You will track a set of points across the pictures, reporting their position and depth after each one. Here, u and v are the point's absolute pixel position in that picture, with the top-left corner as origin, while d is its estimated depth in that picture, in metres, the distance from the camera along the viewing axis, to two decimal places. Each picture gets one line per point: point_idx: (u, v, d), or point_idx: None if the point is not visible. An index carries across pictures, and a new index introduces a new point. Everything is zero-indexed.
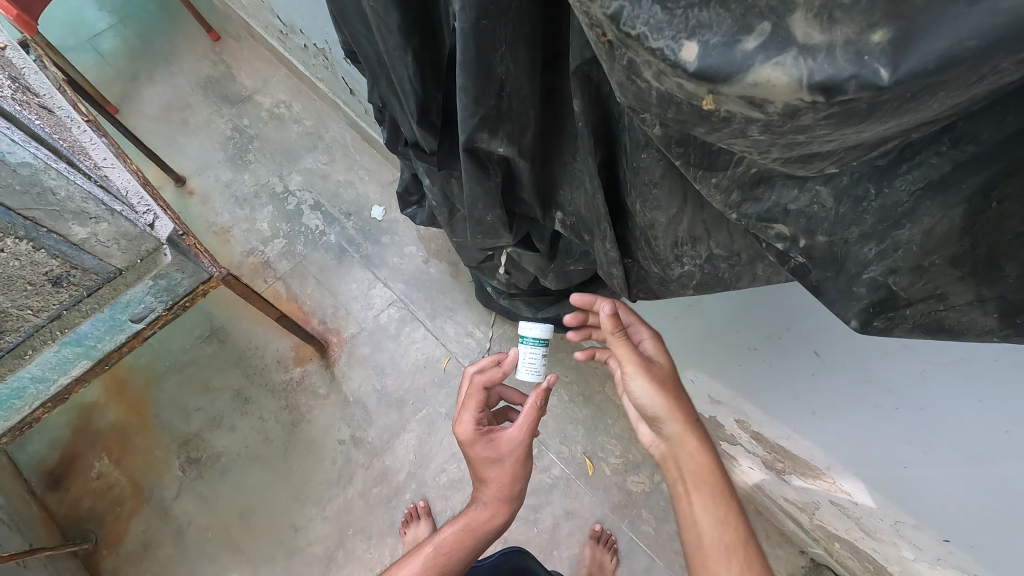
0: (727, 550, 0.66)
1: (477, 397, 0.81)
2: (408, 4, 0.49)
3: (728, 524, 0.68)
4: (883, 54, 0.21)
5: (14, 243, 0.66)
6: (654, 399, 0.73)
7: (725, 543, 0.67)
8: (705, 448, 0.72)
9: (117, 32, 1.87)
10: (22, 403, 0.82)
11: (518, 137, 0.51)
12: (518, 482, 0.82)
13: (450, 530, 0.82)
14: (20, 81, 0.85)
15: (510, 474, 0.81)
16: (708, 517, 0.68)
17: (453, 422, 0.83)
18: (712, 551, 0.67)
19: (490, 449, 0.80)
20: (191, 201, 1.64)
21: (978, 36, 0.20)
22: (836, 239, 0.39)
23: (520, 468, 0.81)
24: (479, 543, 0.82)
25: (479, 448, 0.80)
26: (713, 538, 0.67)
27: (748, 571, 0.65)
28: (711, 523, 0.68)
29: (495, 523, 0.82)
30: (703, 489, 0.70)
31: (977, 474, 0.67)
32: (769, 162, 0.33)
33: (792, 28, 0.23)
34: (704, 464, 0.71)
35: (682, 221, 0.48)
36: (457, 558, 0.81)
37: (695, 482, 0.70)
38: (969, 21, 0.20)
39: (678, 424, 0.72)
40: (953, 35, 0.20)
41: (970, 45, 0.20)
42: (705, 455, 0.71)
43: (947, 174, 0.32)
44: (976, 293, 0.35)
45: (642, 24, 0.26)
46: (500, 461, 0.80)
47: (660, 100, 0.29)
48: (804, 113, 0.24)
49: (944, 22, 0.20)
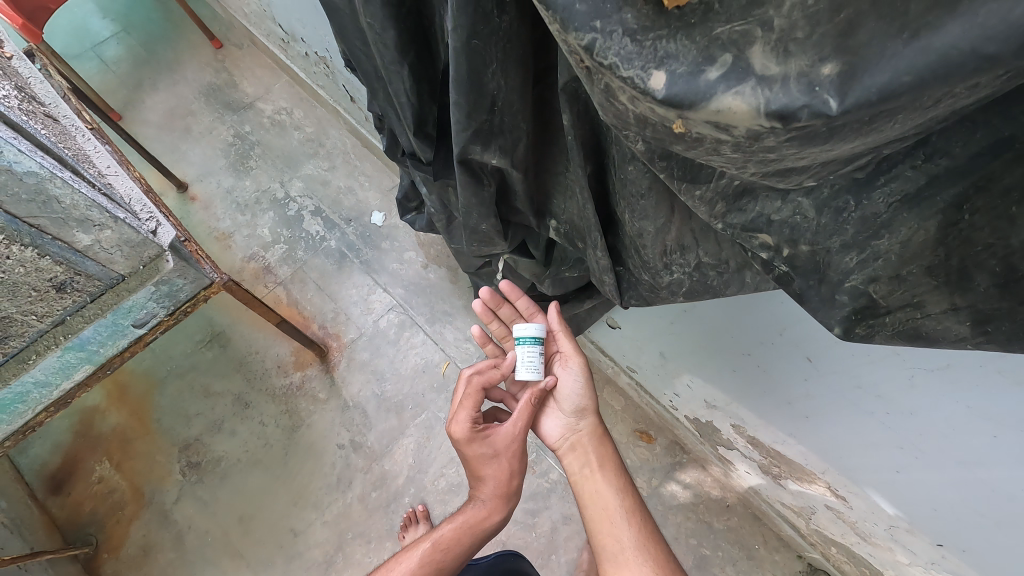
0: (626, 514, 0.76)
1: (473, 396, 0.82)
2: (403, 21, 0.51)
3: (626, 492, 0.79)
4: (832, 85, 0.23)
5: (19, 250, 0.67)
6: (584, 391, 0.83)
7: (623, 509, 0.77)
8: (607, 437, 0.85)
9: (120, 40, 1.90)
10: (26, 407, 0.83)
11: (511, 149, 0.52)
12: (511, 478, 0.84)
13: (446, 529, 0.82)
14: (27, 91, 0.87)
15: (504, 470, 0.83)
16: (611, 489, 0.79)
17: (447, 421, 0.83)
18: (613, 516, 0.76)
19: (486, 447, 0.81)
20: (193, 207, 1.65)
21: (913, 72, 0.22)
22: (818, 249, 0.40)
23: (514, 463, 0.83)
24: (475, 540, 0.82)
25: (474, 447, 0.81)
26: (615, 505, 0.77)
27: (643, 530, 0.75)
28: (612, 494, 0.78)
29: (489, 520, 0.83)
30: (607, 466, 0.81)
31: (965, 478, 0.68)
32: (749, 175, 0.35)
33: (751, 59, 0.24)
34: (607, 449, 0.84)
35: (671, 230, 0.49)
36: (454, 556, 0.80)
37: (598, 462, 0.82)
38: (905, 58, 0.22)
39: (592, 417, 0.85)
40: (891, 69, 0.22)
41: (907, 80, 0.22)
42: (605, 443, 0.84)
43: (922, 187, 0.33)
44: (951, 302, 0.36)
45: (613, 55, 0.27)
46: (494, 458, 0.82)
47: (637, 122, 0.31)
48: (765, 136, 0.26)
49: (885, 58, 0.22)
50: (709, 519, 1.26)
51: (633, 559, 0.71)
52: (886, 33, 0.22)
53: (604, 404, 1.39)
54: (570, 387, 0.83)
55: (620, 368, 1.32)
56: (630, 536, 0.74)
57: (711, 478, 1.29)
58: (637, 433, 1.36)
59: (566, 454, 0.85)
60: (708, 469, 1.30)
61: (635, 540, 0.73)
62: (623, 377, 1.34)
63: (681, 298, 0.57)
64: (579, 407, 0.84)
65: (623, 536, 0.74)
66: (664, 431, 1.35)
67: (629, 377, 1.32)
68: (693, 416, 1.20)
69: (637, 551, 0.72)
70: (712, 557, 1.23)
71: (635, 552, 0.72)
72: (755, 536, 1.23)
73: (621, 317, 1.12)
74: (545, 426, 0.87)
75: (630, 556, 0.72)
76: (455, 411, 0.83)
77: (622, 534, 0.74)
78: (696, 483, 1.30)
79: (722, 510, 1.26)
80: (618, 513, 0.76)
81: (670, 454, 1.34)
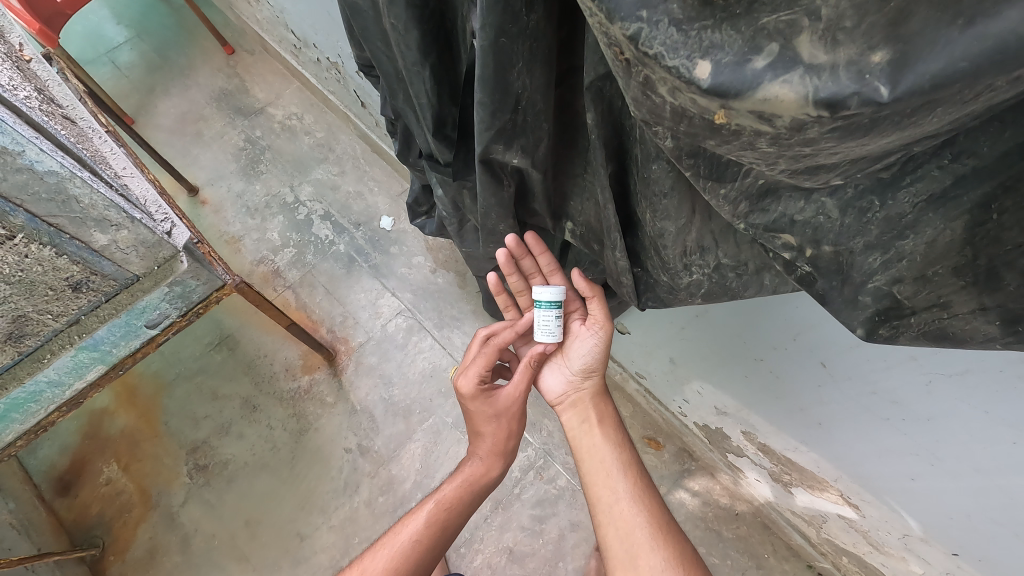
0: (621, 467, 0.74)
1: (485, 353, 0.80)
2: (427, 22, 0.51)
3: (624, 446, 0.77)
4: (883, 73, 0.23)
5: (38, 248, 0.67)
6: (598, 354, 0.80)
7: (619, 463, 0.75)
8: (607, 397, 0.83)
9: (134, 46, 1.92)
10: (38, 406, 0.83)
11: (533, 149, 0.53)
12: (511, 437, 0.84)
13: (449, 489, 0.82)
14: (45, 93, 0.88)
15: (505, 430, 0.83)
16: (608, 445, 0.77)
17: (455, 374, 0.82)
18: (609, 469, 0.74)
19: (490, 405, 0.81)
20: (203, 210, 1.66)
21: (967, 58, 0.22)
22: (841, 249, 0.40)
23: (514, 423, 0.83)
24: (477, 496, 0.83)
25: (479, 403, 0.81)
26: (611, 459, 0.75)
27: (641, 482, 0.73)
28: (609, 449, 0.76)
29: (490, 476, 0.84)
30: (606, 424, 0.80)
31: (983, 485, 0.68)
32: (777, 173, 0.35)
33: (799, 49, 0.25)
34: (606, 408, 0.82)
35: (691, 230, 0.49)
36: (457, 513, 0.80)
37: (597, 420, 0.80)
38: (958, 45, 0.22)
39: (597, 377, 0.83)
40: (945, 56, 0.22)
41: (962, 66, 0.22)
42: (606, 402, 0.83)
43: (948, 187, 0.33)
44: (979, 302, 0.35)
45: (659, 44, 0.28)
46: (500, 418, 0.82)
47: (673, 115, 0.31)
48: (810, 127, 0.26)
49: (935, 46, 0.22)
50: (718, 527, 1.25)
51: (628, 509, 0.70)
52: (938, 22, 0.22)
53: None
54: (585, 348, 0.81)
55: (628, 374, 1.32)
56: (624, 488, 0.72)
57: (720, 486, 1.28)
58: (645, 439, 1.35)
59: (565, 410, 0.83)
60: (717, 477, 1.29)
61: (630, 491, 0.71)
62: (631, 383, 1.33)
63: (700, 300, 0.57)
64: (588, 366, 0.81)
65: (618, 487, 0.72)
66: (673, 438, 1.34)
67: (638, 384, 1.32)
68: (703, 423, 1.19)
69: (632, 502, 0.71)
70: (721, 567, 1.21)
71: (630, 503, 0.71)
72: (764, 545, 1.22)
73: (631, 321, 1.12)
74: (547, 380, 0.85)
75: (624, 507, 0.70)
76: (463, 367, 0.82)
77: (618, 487, 0.72)
78: (705, 491, 1.29)
79: (731, 519, 1.25)
80: (614, 466, 0.74)
81: (678, 461, 1.33)
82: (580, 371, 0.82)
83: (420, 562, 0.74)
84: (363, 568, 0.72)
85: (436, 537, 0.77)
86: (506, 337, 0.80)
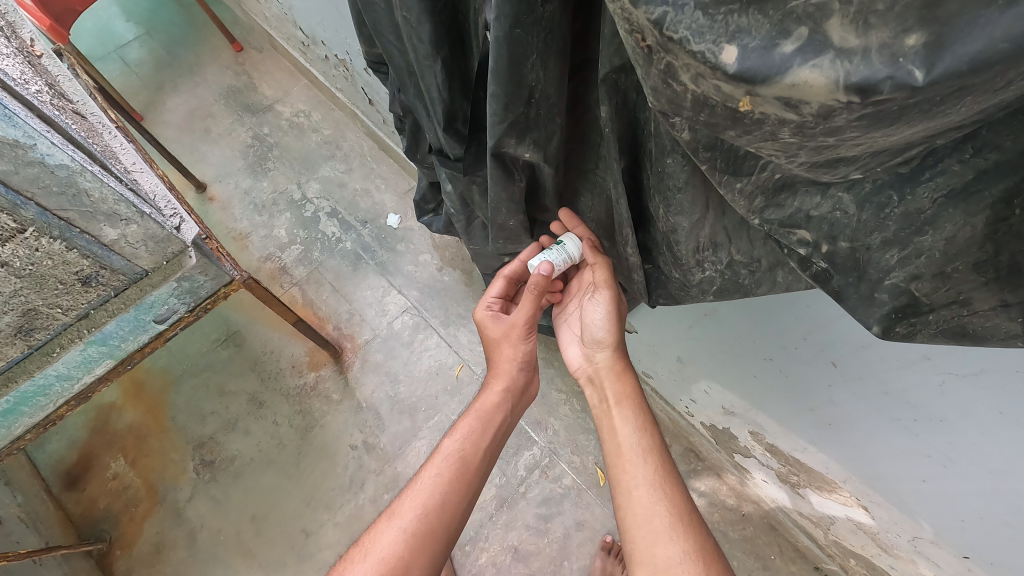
0: (641, 452, 0.72)
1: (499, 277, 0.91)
2: (439, 15, 0.51)
3: (644, 430, 0.74)
4: (917, 56, 0.23)
5: (48, 242, 0.67)
6: (606, 328, 0.79)
7: (640, 448, 0.73)
8: (629, 372, 0.80)
9: (143, 43, 1.93)
10: (48, 400, 0.83)
11: (545, 143, 0.53)
12: (518, 362, 0.88)
13: (466, 424, 0.81)
14: (56, 88, 0.88)
15: (512, 355, 0.88)
16: (628, 428, 0.75)
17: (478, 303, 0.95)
18: (627, 454, 0.73)
19: (495, 328, 0.89)
20: (211, 207, 1.67)
21: (1009, 39, 0.21)
22: (858, 246, 0.39)
23: (521, 348, 0.88)
24: (490, 422, 0.83)
25: (490, 328, 0.89)
26: (630, 444, 0.73)
27: (660, 468, 0.71)
28: (629, 433, 0.74)
29: (498, 399, 0.85)
30: (623, 404, 0.77)
31: (997, 486, 0.67)
32: (794, 167, 0.35)
33: (829, 32, 0.24)
34: (626, 385, 0.79)
35: (705, 226, 0.49)
36: (474, 443, 0.80)
37: (615, 399, 0.78)
38: (1002, 24, 0.21)
39: (610, 352, 0.81)
40: (985, 37, 0.22)
41: (1002, 47, 0.22)
42: (630, 379, 0.80)
43: (970, 182, 0.32)
44: (1001, 298, 0.35)
45: (684, 29, 0.27)
46: (503, 342, 0.87)
47: (694, 104, 0.31)
48: (837, 114, 0.26)
49: (975, 26, 0.22)
50: (724, 528, 1.24)
51: (645, 497, 0.68)
52: (977, 2, 0.21)
53: None
54: (596, 317, 0.79)
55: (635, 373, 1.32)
56: (644, 474, 0.70)
57: (727, 487, 1.27)
58: None
59: (586, 385, 0.83)
60: (724, 478, 1.28)
61: (649, 478, 0.70)
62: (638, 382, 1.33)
63: (712, 297, 0.57)
64: (598, 339, 0.81)
65: (638, 474, 0.70)
66: (679, 438, 1.33)
67: (645, 383, 1.31)
68: (710, 423, 1.18)
69: (650, 490, 0.69)
70: None
71: (649, 490, 0.69)
72: (771, 546, 1.21)
73: (638, 320, 1.11)
74: (569, 351, 0.88)
75: (642, 494, 0.69)
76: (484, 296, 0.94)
77: (635, 472, 0.70)
78: (710, 491, 1.28)
79: (737, 520, 1.24)
80: (634, 452, 0.72)
81: (684, 462, 1.32)
82: (591, 344, 0.83)
83: (453, 504, 0.74)
84: (398, 524, 0.70)
85: (457, 471, 0.76)
86: (512, 267, 0.88)
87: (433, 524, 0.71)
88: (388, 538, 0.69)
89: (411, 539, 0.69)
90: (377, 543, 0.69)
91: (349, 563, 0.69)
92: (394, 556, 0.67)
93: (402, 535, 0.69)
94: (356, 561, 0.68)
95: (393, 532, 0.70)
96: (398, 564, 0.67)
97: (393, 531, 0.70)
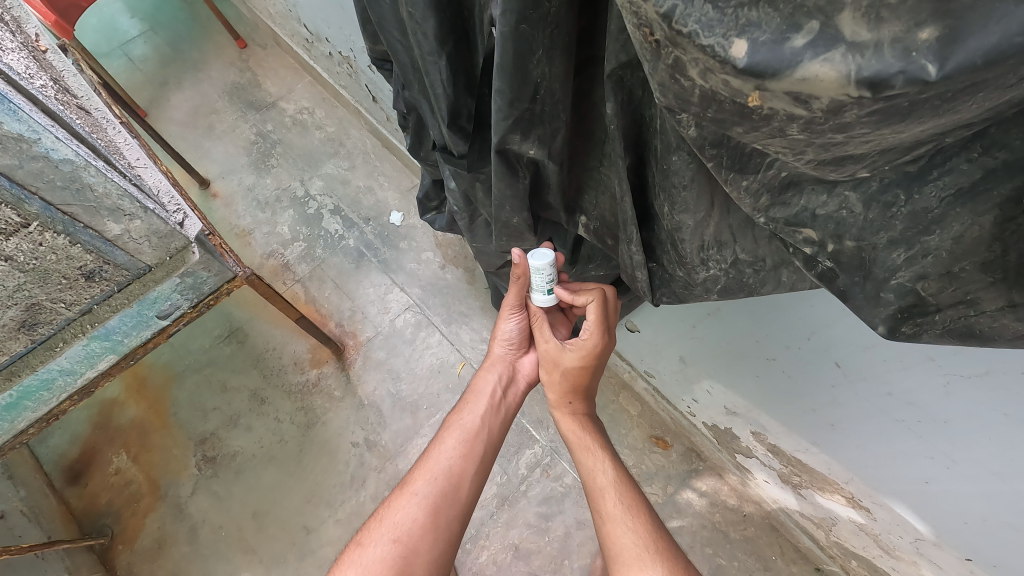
0: (611, 484, 0.73)
1: None
2: (444, 11, 0.51)
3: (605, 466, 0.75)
4: (930, 50, 0.23)
5: (53, 237, 0.67)
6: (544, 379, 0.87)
7: (609, 481, 0.73)
8: (591, 420, 0.84)
9: (147, 39, 1.94)
10: (50, 394, 0.83)
11: (549, 140, 0.53)
12: (501, 339, 0.87)
13: (471, 404, 0.84)
14: (60, 83, 0.88)
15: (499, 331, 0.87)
16: (594, 466, 0.76)
17: None
18: (597, 488, 0.73)
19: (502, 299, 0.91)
20: (214, 203, 1.66)
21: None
22: (864, 244, 0.39)
23: (506, 325, 0.86)
24: (484, 393, 0.85)
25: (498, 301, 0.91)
26: (598, 481, 0.74)
27: (627, 500, 0.71)
28: (595, 470, 0.75)
29: (495, 378, 0.87)
30: (584, 450, 0.79)
31: (1000, 488, 0.67)
32: (802, 164, 0.34)
33: (841, 26, 0.24)
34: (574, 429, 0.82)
35: (709, 224, 0.49)
36: (473, 412, 0.82)
37: (582, 446, 0.79)
38: (1015, 17, 0.21)
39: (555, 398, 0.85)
40: (999, 31, 0.21)
41: (1017, 41, 0.21)
42: (584, 423, 0.83)
43: (977, 181, 0.32)
44: (1008, 298, 0.34)
45: (694, 22, 0.27)
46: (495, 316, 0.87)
47: (702, 99, 0.31)
48: (847, 110, 0.26)
49: (989, 20, 0.22)
50: (725, 528, 1.23)
51: (616, 529, 0.68)
52: None
53: (619, 408, 1.38)
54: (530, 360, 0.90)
55: (636, 373, 1.31)
56: (615, 507, 0.70)
57: (728, 487, 1.27)
58: (652, 439, 1.34)
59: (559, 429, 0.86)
60: (725, 478, 1.27)
61: (621, 511, 0.69)
62: (639, 382, 1.33)
63: (716, 296, 0.56)
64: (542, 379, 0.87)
65: (611, 507, 0.70)
66: (681, 437, 1.33)
67: (646, 382, 1.31)
68: (712, 423, 1.18)
69: (623, 520, 0.68)
70: (727, 568, 1.19)
71: (622, 521, 0.68)
72: (771, 546, 1.21)
73: (640, 320, 1.11)
74: None
75: (614, 525, 0.68)
76: None
77: (608, 505, 0.71)
78: (712, 491, 1.27)
79: (738, 521, 1.23)
80: (603, 486, 0.73)
81: (686, 462, 1.31)
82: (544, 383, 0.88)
83: (462, 468, 0.76)
84: (412, 491, 0.72)
85: (464, 442, 0.79)
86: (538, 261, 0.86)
87: (447, 491, 0.73)
88: (403, 504, 0.71)
89: (428, 504, 0.71)
90: (391, 510, 0.71)
91: (367, 530, 0.70)
92: (412, 521, 0.69)
93: (419, 501, 0.71)
94: (372, 528, 0.70)
95: (408, 499, 0.72)
96: (414, 526, 0.69)
97: (409, 498, 0.72)
